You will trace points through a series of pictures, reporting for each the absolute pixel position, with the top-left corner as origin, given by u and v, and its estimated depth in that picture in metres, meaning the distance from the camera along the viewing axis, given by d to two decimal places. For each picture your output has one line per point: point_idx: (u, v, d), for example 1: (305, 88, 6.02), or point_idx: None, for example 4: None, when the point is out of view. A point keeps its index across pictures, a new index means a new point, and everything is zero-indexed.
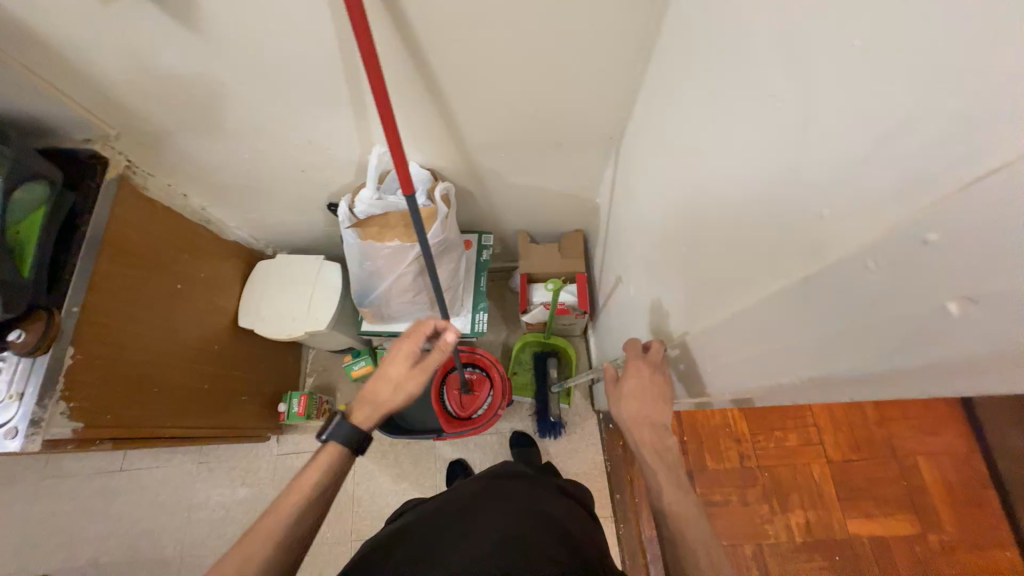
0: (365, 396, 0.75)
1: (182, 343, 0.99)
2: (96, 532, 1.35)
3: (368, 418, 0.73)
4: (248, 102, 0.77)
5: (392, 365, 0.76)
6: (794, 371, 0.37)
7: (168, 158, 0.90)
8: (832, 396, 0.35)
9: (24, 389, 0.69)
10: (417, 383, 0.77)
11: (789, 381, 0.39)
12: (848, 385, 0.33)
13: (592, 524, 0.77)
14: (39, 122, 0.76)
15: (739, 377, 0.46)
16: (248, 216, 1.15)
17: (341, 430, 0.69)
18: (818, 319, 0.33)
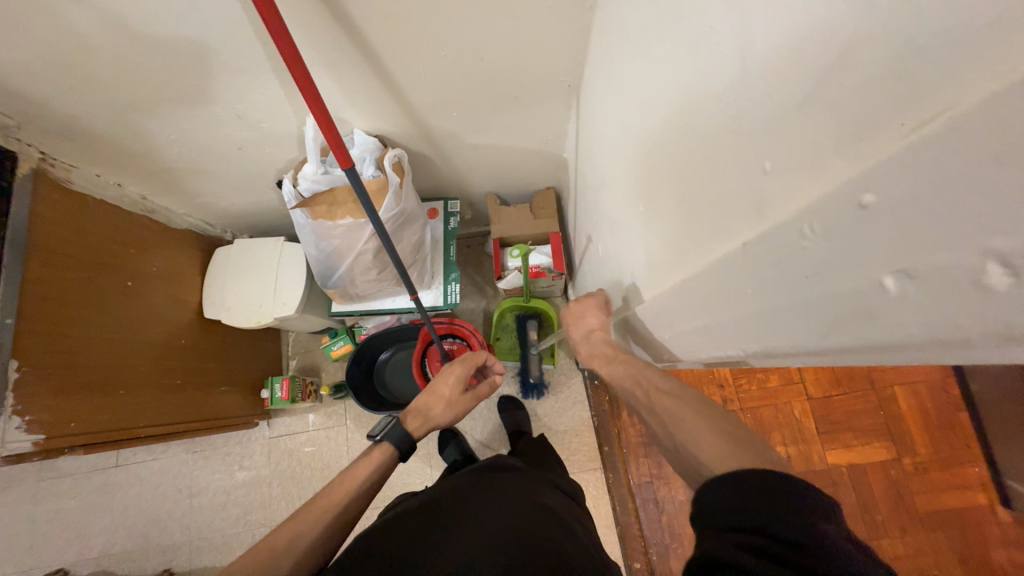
0: (418, 406, 0.79)
1: (144, 341, 0.96)
2: (103, 527, 1.38)
3: (419, 427, 0.76)
4: (156, 75, 0.69)
5: (446, 382, 0.83)
6: (742, 340, 0.35)
7: (88, 147, 0.82)
8: (781, 365, 0.33)
9: None
10: (466, 406, 0.83)
11: (739, 349, 0.37)
12: (794, 355, 0.31)
13: (585, 517, 0.77)
14: None
15: (695, 343, 0.44)
16: (196, 202, 1.08)
17: (396, 431, 0.72)
18: (762, 289, 0.30)
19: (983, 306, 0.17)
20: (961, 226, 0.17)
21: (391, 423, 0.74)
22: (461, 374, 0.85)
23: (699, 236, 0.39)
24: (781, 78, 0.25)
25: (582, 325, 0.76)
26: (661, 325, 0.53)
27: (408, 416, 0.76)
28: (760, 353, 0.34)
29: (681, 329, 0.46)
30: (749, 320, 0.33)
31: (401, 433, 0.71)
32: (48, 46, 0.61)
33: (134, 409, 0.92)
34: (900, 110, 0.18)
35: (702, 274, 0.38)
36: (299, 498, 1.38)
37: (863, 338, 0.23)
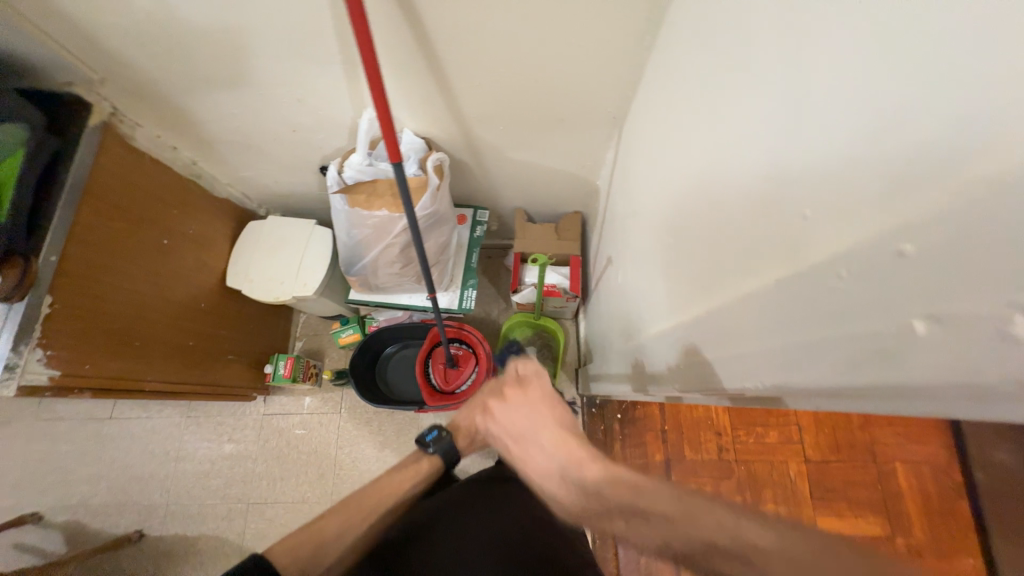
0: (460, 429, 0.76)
1: (167, 299, 0.99)
2: (88, 476, 1.39)
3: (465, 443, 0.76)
4: (232, 54, 0.73)
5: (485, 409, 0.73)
6: (759, 377, 0.36)
7: (156, 108, 0.87)
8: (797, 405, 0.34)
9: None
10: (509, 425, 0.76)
11: (754, 385, 0.38)
12: (810, 395, 0.32)
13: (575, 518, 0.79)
14: (18, 61, 0.72)
15: (712, 377, 0.45)
16: (240, 175, 1.12)
17: (446, 446, 0.71)
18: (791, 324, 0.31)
19: (1006, 352, 0.19)
20: (989, 279, 0.18)
21: (441, 434, 0.73)
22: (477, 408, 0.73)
23: (725, 273, 0.41)
24: (833, 129, 0.27)
25: (523, 429, 0.64)
26: (678, 358, 0.54)
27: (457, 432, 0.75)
28: (776, 390, 0.35)
29: (699, 362, 0.47)
30: (769, 356, 0.34)
31: (450, 447, 0.71)
32: (144, 13, 0.66)
33: (145, 363, 0.95)
34: (949, 168, 0.20)
35: (730, 308, 0.39)
36: (281, 478, 1.38)
37: (885, 380, 0.24)
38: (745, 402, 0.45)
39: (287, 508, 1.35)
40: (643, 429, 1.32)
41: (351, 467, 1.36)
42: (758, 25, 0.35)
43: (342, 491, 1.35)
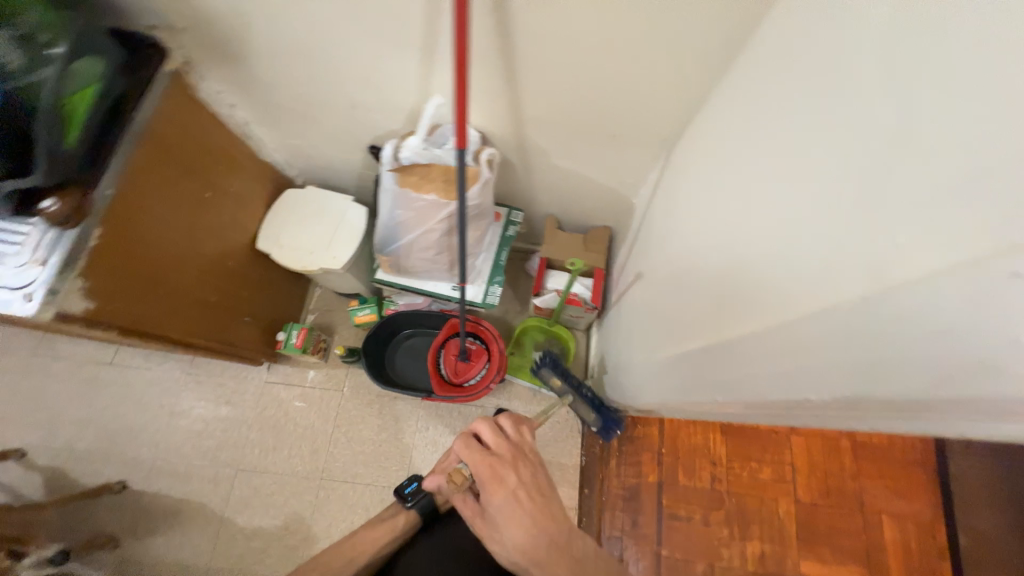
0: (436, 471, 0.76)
1: (200, 251, 0.99)
2: (78, 420, 1.38)
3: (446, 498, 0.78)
4: (317, 25, 0.76)
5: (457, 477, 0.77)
6: (831, 391, 0.39)
7: (226, 65, 0.89)
8: (872, 413, 0.37)
9: (47, 257, 0.71)
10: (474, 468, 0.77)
11: (823, 398, 0.41)
12: (886, 405, 0.35)
13: None
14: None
15: (768, 389, 0.48)
16: (287, 141, 1.14)
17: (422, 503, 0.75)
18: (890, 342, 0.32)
19: None
20: None
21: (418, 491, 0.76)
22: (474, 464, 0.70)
23: (793, 287, 0.42)
24: (941, 164, 0.29)
25: (523, 514, 0.66)
26: (722, 372, 0.57)
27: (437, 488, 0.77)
28: (853, 401, 0.38)
29: (751, 374, 0.50)
30: (859, 368, 0.35)
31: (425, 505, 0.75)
32: None
33: (170, 312, 0.95)
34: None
35: (804, 323, 0.41)
36: (273, 449, 1.37)
37: (989, 392, 0.27)
38: (802, 417, 0.47)
39: (276, 480, 1.34)
40: (639, 450, 1.32)
41: (346, 446, 1.36)
42: (874, 63, 0.38)
43: (333, 469, 1.35)
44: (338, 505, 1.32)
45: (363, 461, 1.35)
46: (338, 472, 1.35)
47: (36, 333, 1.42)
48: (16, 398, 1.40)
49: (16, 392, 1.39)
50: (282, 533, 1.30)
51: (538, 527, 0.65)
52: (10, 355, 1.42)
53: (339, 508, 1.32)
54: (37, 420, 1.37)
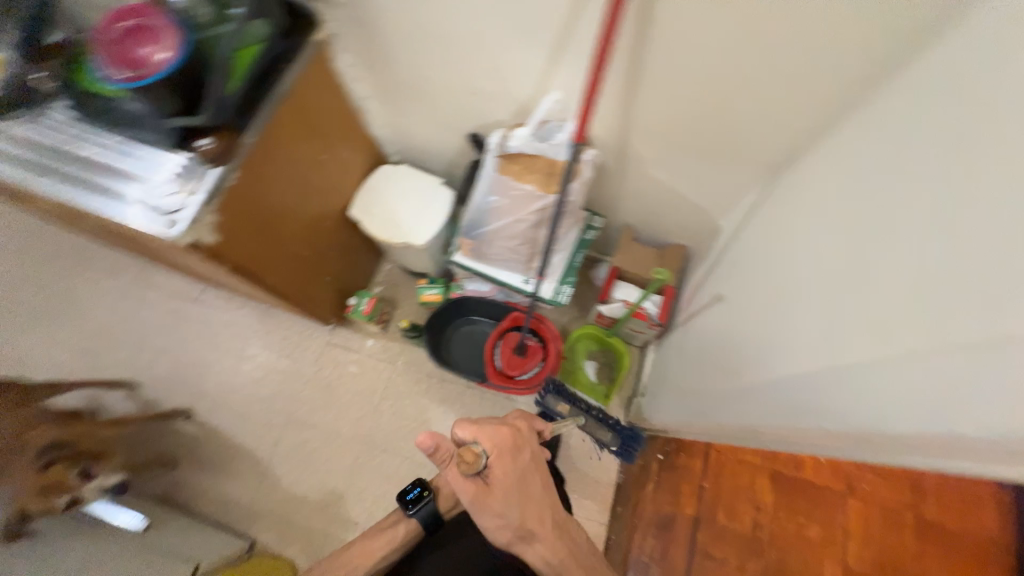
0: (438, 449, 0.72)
1: (305, 208, 1.07)
2: (159, 347, 1.51)
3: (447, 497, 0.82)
4: (458, 14, 0.82)
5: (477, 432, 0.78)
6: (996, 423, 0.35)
7: (362, 42, 0.97)
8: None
9: (196, 190, 0.79)
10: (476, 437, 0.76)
11: (982, 434, 0.36)
12: None
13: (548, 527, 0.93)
14: None
15: (902, 420, 0.43)
16: (394, 121, 1.21)
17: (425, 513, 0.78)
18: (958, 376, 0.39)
19: None
20: None
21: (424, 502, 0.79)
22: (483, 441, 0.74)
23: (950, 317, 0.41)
24: None
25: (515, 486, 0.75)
26: (832, 403, 0.52)
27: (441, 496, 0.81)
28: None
29: (878, 402, 0.46)
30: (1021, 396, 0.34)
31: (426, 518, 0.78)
32: None
33: (272, 258, 1.02)
34: None
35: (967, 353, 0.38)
36: (322, 407, 1.43)
37: None
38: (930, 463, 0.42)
39: (321, 436, 1.40)
40: (681, 478, 1.28)
41: (390, 417, 1.41)
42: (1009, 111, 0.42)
43: (375, 437, 1.39)
44: (375, 471, 1.36)
45: (404, 435, 1.39)
46: (379, 440, 1.39)
47: (140, 262, 1.58)
48: (112, 318, 1.55)
49: (115, 311, 1.54)
50: (320, 487, 1.35)
51: (526, 498, 0.75)
52: (115, 279, 1.59)
53: (375, 474, 1.36)
54: (126, 340, 1.52)
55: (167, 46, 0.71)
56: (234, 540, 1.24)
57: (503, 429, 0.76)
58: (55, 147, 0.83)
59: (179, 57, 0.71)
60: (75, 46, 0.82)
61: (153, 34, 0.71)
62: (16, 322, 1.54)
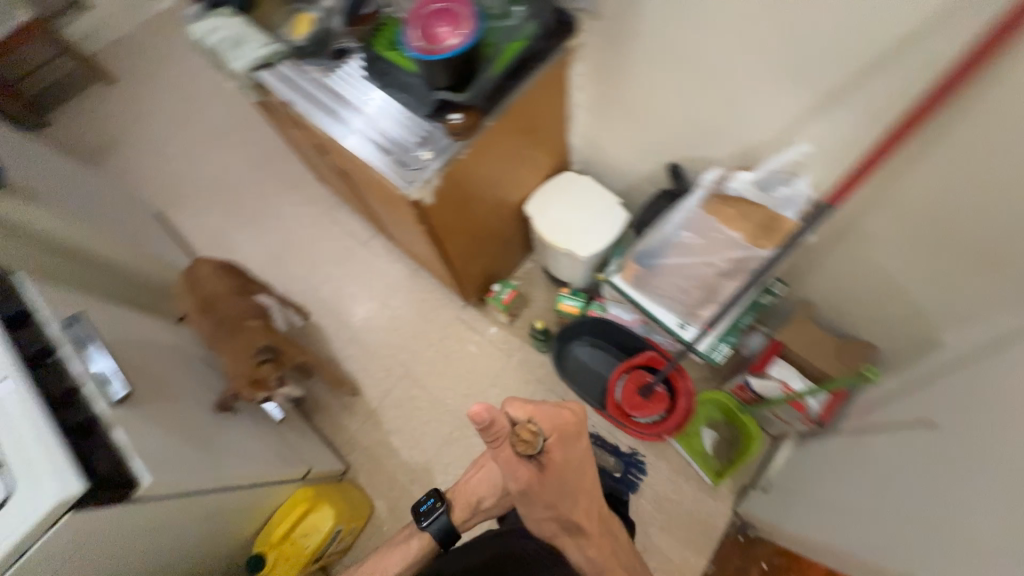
0: (497, 428, 0.79)
1: (496, 192, 1.13)
2: (328, 273, 1.76)
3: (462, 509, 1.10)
4: (724, 44, 0.79)
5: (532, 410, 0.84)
6: None
7: (603, 56, 1.00)
8: None
9: (434, 156, 0.89)
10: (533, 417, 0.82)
11: None
12: None
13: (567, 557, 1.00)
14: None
15: None
16: (594, 133, 1.24)
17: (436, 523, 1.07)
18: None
19: None
20: None
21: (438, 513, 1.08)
22: (542, 425, 0.81)
23: None
24: None
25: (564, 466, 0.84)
26: None
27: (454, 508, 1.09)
28: None
29: None
30: None
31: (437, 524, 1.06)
32: None
33: (457, 230, 1.10)
34: None
35: None
36: (434, 373, 1.53)
37: None
38: None
39: (428, 398, 1.50)
40: None
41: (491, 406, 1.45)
42: None
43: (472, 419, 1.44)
44: (465, 450, 1.41)
45: None
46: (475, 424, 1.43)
47: (336, 201, 1.88)
48: (301, 239, 1.84)
49: (305, 234, 1.85)
50: (414, 444, 1.45)
51: (573, 481, 0.86)
52: (312, 208, 1.90)
53: (465, 453, 1.42)
54: (307, 259, 1.80)
55: (462, 31, 0.80)
56: (337, 460, 1.38)
57: (563, 413, 0.84)
58: (342, 93, 1.01)
59: (468, 41, 0.79)
60: (382, 17, 0.98)
61: (455, 19, 0.81)
62: (238, 220, 1.92)
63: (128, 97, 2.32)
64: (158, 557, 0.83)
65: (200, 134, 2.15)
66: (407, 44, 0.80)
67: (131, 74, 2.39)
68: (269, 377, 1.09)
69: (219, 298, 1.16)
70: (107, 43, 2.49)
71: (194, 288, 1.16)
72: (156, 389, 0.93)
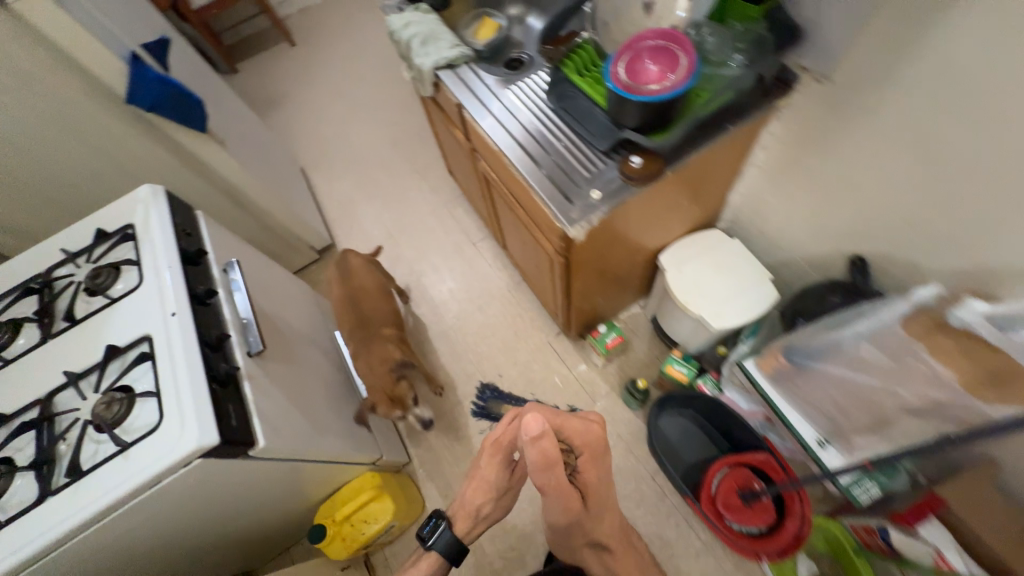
0: (547, 447, 0.84)
1: (639, 238, 1.06)
2: (433, 263, 1.81)
3: (464, 525, 1.06)
4: (997, 148, 0.64)
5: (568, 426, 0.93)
6: None
7: (808, 124, 0.88)
8: None
9: (601, 195, 0.83)
10: (572, 431, 0.93)
11: None
12: None
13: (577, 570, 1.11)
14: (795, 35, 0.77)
15: None
16: (761, 198, 1.11)
17: (442, 542, 1.04)
18: None
19: None
20: None
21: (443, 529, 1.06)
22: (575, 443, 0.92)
23: None
24: None
25: (597, 480, 0.96)
26: None
27: (457, 523, 1.06)
28: None
29: None
30: None
31: (445, 541, 1.04)
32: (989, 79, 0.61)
33: (591, 268, 1.04)
34: None
35: None
36: (512, 392, 1.50)
37: None
38: None
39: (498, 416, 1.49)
40: None
41: None
42: None
43: None
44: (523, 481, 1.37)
45: None
46: None
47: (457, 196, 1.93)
48: (418, 225, 1.91)
49: (422, 220, 1.92)
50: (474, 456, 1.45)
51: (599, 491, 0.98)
52: (434, 197, 1.97)
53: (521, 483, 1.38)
54: (417, 244, 1.87)
55: (674, 76, 0.73)
56: (401, 450, 1.40)
57: (592, 429, 0.94)
58: (517, 109, 0.97)
59: (678, 87, 0.71)
60: (577, 40, 0.93)
61: (671, 62, 0.74)
62: (367, 192, 2.04)
63: (305, 60, 2.59)
64: (250, 506, 0.89)
65: (355, 105, 2.33)
66: (610, 75, 0.75)
67: (312, 40, 2.67)
68: (404, 396, 1.18)
69: (365, 296, 1.28)
70: (297, 9, 2.80)
71: (346, 275, 1.29)
72: (280, 348, 0.99)
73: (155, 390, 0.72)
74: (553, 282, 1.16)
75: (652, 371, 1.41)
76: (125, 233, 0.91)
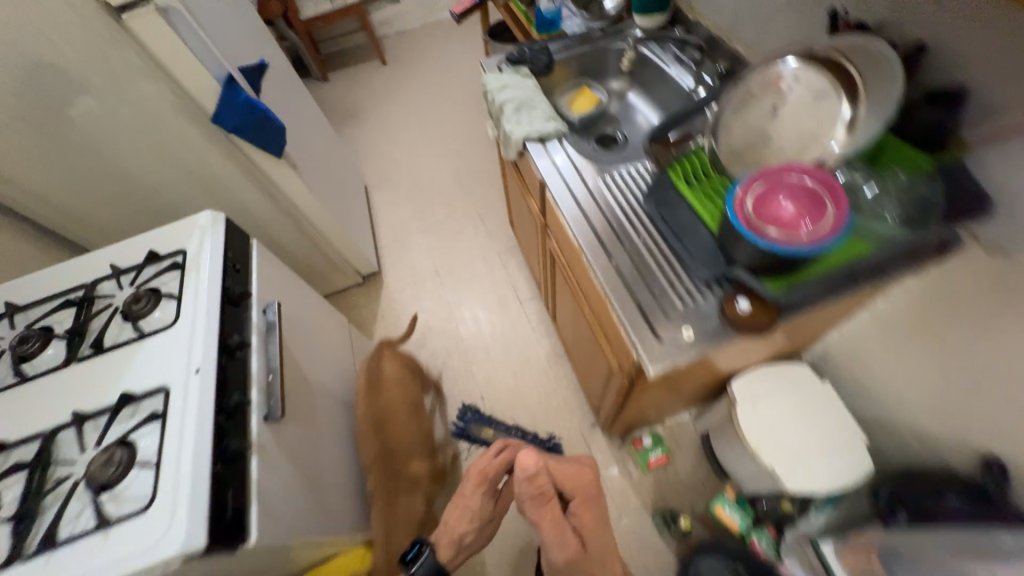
0: (539, 478, 0.86)
1: (716, 365, 0.92)
2: (473, 312, 1.73)
3: (449, 550, 1.00)
4: None
5: (561, 468, 0.95)
6: None
7: (960, 294, 0.72)
8: None
9: (691, 329, 0.71)
10: (563, 470, 0.95)
11: None
12: None
13: None
14: (984, 197, 0.62)
15: None
16: (868, 347, 0.95)
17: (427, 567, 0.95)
18: None
19: None
20: None
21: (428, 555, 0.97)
22: (566, 485, 0.93)
23: None
24: None
25: (596, 526, 0.91)
26: None
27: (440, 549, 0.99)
28: None
29: None
30: None
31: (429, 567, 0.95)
32: None
33: (656, 388, 0.91)
34: None
35: None
36: None
37: None
38: None
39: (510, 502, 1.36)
40: None
41: None
42: None
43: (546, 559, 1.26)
44: None
45: None
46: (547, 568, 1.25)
47: (511, 247, 1.86)
48: (465, 267, 1.85)
49: (470, 264, 1.85)
50: None
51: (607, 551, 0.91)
52: (487, 242, 1.90)
53: None
54: (461, 287, 1.80)
55: (812, 233, 0.61)
56: None
57: (583, 473, 0.96)
58: (605, 203, 0.87)
59: (812, 246, 0.59)
60: (691, 144, 0.83)
61: (817, 209, 0.62)
62: (422, 223, 2.00)
63: (392, 80, 2.64)
64: None
65: (429, 133, 2.33)
66: (734, 203, 0.66)
67: (403, 62, 2.74)
68: None
69: (391, 419, 1.15)
70: (394, 30, 2.90)
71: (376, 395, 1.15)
72: (301, 406, 0.92)
73: (155, 459, 0.65)
74: (608, 387, 1.03)
75: (690, 496, 1.24)
76: (174, 260, 0.87)
